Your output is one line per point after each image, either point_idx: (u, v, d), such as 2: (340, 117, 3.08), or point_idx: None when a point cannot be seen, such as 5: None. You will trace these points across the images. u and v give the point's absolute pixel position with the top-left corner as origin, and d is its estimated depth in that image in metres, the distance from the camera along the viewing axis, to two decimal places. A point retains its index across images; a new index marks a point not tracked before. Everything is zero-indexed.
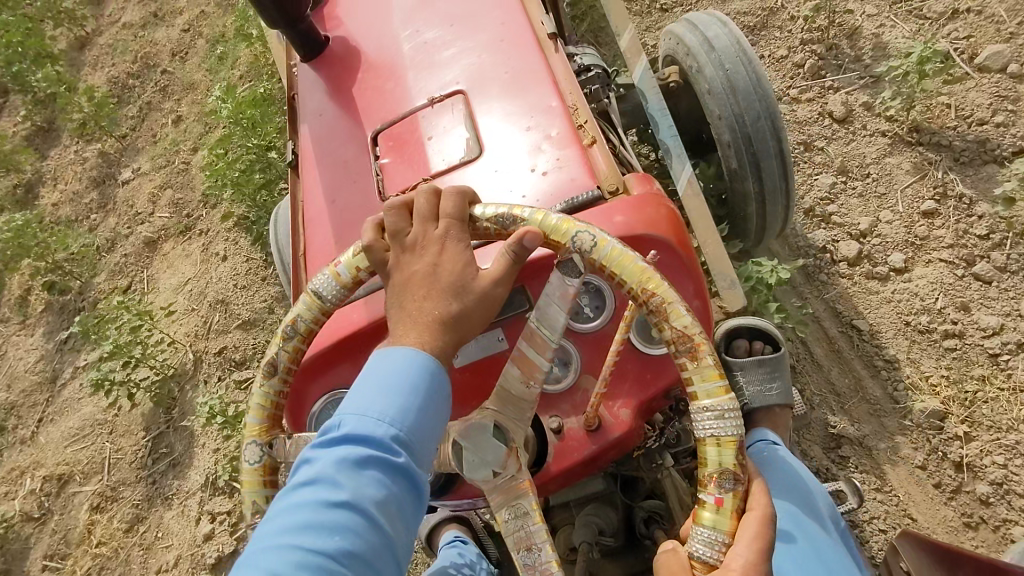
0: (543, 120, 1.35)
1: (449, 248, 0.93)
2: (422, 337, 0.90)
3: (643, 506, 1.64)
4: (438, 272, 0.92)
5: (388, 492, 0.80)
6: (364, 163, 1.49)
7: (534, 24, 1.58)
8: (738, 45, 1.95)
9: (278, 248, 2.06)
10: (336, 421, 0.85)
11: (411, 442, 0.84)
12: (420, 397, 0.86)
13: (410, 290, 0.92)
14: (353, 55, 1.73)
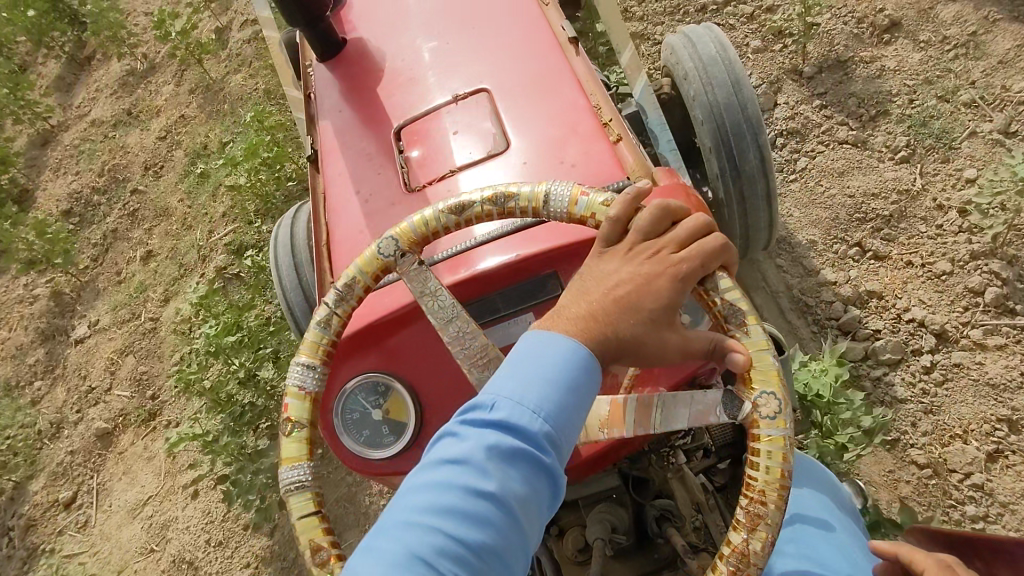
0: (569, 117, 1.38)
1: (667, 281, 0.90)
2: (600, 347, 0.88)
3: (655, 505, 1.63)
4: (645, 296, 0.90)
5: (531, 490, 0.79)
6: (387, 156, 1.51)
7: (555, 29, 1.62)
8: (725, 58, 2.01)
9: (278, 270, 2.04)
10: (488, 399, 0.83)
11: (558, 440, 0.82)
12: (572, 395, 0.84)
13: (611, 283, 0.92)
14: (372, 56, 1.75)
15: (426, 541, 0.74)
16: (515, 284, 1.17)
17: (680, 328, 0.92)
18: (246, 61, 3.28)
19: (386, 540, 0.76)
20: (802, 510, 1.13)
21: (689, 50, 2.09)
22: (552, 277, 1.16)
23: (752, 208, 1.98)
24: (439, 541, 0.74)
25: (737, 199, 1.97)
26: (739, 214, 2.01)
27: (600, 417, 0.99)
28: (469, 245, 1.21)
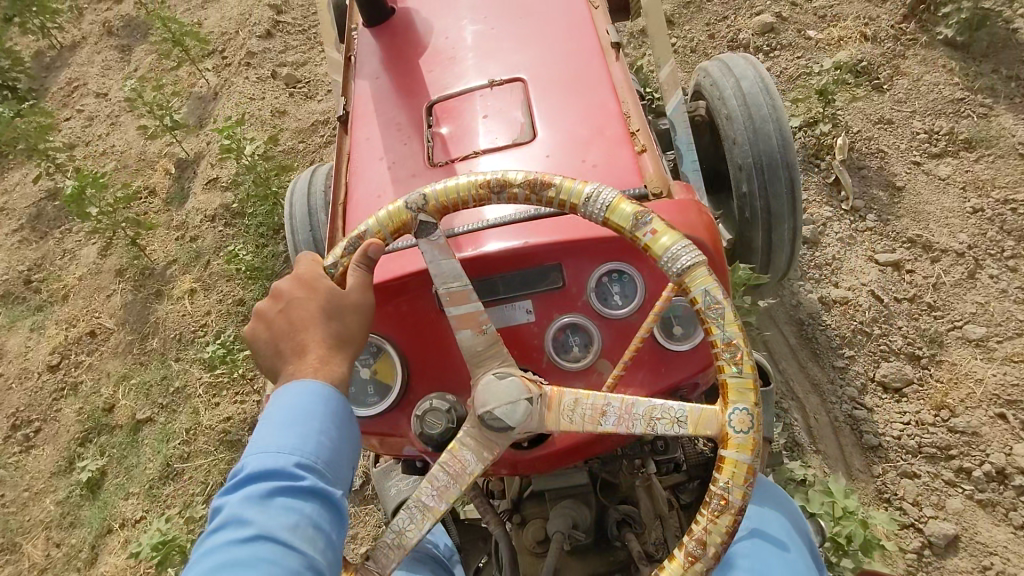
0: (598, 119, 1.41)
1: (323, 285, 1.02)
2: (316, 362, 0.97)
3: (617, 509, 1.66)
4: (314, 303, 1.01)
5: (302, 515, 0.83)
6: (416, 129, 1.53)
7: (600, 32, 1.64)
8: (765, 90, 2.05)
9: (292, 224, 2.12)
10: (239, 466, 0.88)
11: (315, 462, 0.89)
12: (316, 423, 0.92)
13: (292, 329, 1.00)
14: (418, 29, 1.78)
15: None
16: (520, 270, 1.19)
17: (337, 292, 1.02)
18: (198, 261, 3.03)
19: None
20: (763, 527, 1.16)
21: (729, 79, 2.12)
22: (556, 270, 1.18)
23: (776, 228, 2.02)
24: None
25: (765, 214, 1.99)
26: (764, 235, 2.04)
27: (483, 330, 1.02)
28: (462, 231, 1.24)
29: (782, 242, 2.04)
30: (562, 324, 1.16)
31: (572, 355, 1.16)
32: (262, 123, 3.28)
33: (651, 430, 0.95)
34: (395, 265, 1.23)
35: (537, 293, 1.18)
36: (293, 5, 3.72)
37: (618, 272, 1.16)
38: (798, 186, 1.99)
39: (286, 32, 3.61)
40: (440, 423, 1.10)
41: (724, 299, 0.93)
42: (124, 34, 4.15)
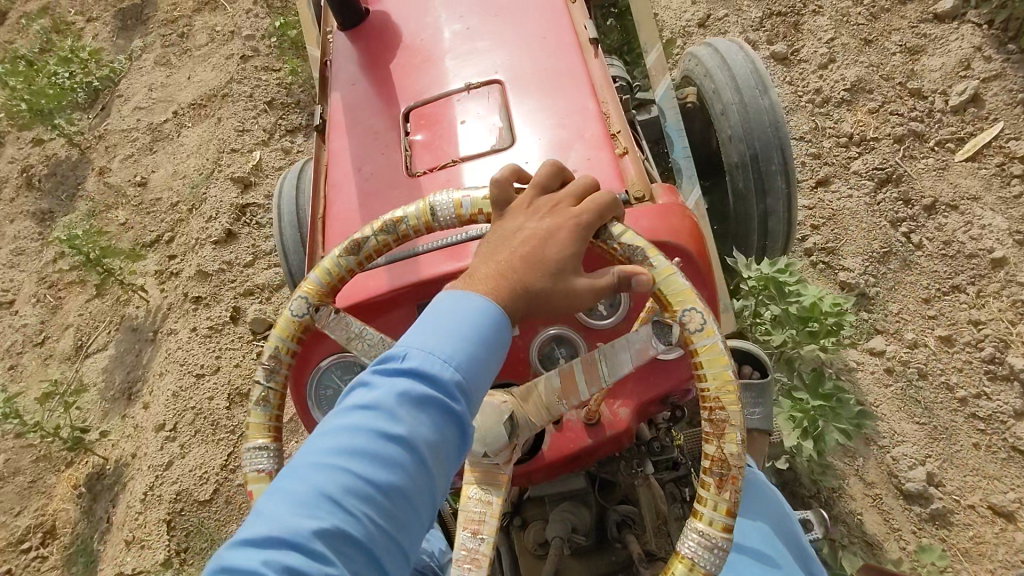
0: (578, 119, 1.38)
1: (559, 233, 0.87)
2: (507, 300, 0.84)
3: (617, 510, 1.65)
4: (547, 249, 0.86)
5: (442, 435, 0.74)
6: (394, 137, 1.50)
7: (578, 28, 1.60)
8: (759, 78, 2.00)
9: (281, 234, 2.06)
10: (398, 349, 0.78)
11: (471, 388, 0.78)
12: (485, 346, 0.80)
13: (512, 242, 0.87)
14: (391, 31, 1.74)
15: (330, 481, 0.68)
16: None
17: (585, 273, 0.88)
18: None
19: (289, 486, 0.69)
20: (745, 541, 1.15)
21: (720, 59, 2.08)
22: None
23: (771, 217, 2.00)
24: (347, 480, 0.68)
25: (759, 201, 1.96)
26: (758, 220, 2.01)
27: (555, 389, 1.01)
28: (419, 252, 1.21)
29: (777, 226, 2.02)
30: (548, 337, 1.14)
31: (558, 368, 1.14)
32: (217, 432, 2.38)
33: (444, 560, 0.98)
34: (382, 279, 1.20)
35: None
36: (265, 171, 2.90)
37: None
38: (791, 179, 1.96)
39: (255, 232, 2.77)
40: None
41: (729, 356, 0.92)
42: (46, 190, 3.33)
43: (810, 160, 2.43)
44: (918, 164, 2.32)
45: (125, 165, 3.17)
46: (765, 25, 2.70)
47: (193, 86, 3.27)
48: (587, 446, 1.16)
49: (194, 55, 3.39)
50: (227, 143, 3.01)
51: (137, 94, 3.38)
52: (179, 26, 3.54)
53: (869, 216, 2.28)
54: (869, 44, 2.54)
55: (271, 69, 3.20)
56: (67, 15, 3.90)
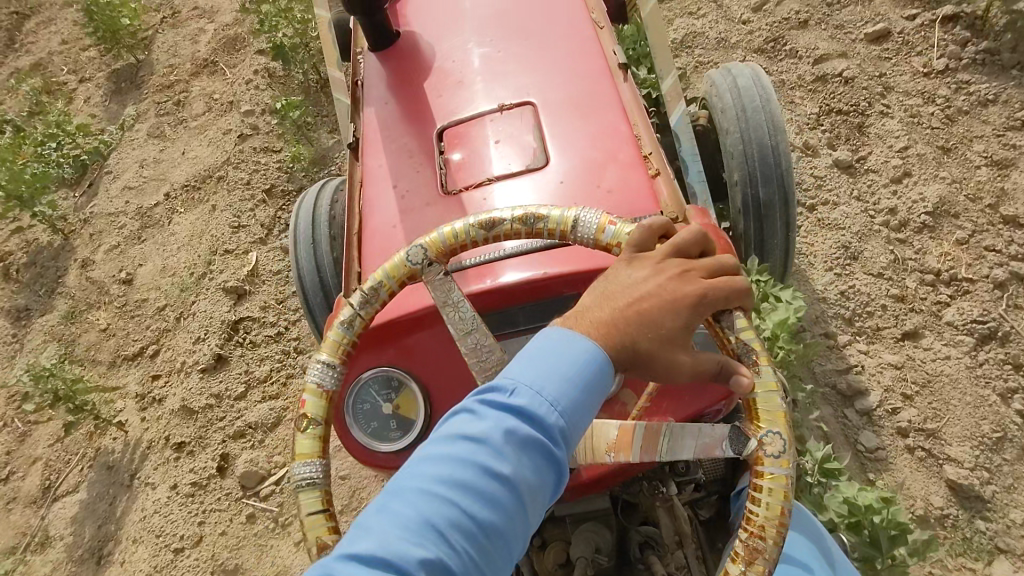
0: (611, 141, 1.41)
1: (681, 302, 0.87)
2: (614, 361, 0.84)
3: (639, 531, 1.66)
4: (665, 316, 0.86)
5: (542, 478, 0.77)
6: (427, 156, 1.53)
7: (606, 52, 1.63)
8: (768, 109, 2.01)
9: (299, 267, 2.06)
10: (506, 382, 0.80)
11: (573, 431, 0.80)
12: (591, 392, 0.81)
13: (635, 297, 0.87)
14: (421, 52, 1.78)
15: (437, 513, 0.73)
16: (539, 301, 1.18)
17: (692, 353, 0.89)
18: None
19: (399, 509, 0.74)
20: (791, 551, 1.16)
21: (730, 86, 2.10)
22: (575, 299, 1.18)
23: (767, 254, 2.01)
24: (452, 515, 0.73)
25: (756, 239, 1.98)
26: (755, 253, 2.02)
27: (608, 440, 0.97)
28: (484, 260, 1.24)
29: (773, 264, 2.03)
30: None
31: None
32: None
33: None
34: (421, 295, 1.26)
35: None
36: (262, 277, 2.60)
37: None
38: (792, 215, 1.96)
39: (247, 353, 2.44)
40: None
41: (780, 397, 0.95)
42: (24, 282, 2.99)
43: (893, 303, 2.06)
44: (1021, 310, 1.97)
45: (112, 258, 2.85)
46: (824, 124, 2.39)
47: (189, 165, 2.97)
48: (622, 457, 1.19)
49: (191, 127, 3.09)
50: (220, 240, 2.71)
51: (126, 170, 3.08)
52: (176, 102, 3.21)
53: (971, 385, 1.91)
54: (948, 153, 2.23)
55: (271, 150, 2.90)
56: (59, 74, 3.62)
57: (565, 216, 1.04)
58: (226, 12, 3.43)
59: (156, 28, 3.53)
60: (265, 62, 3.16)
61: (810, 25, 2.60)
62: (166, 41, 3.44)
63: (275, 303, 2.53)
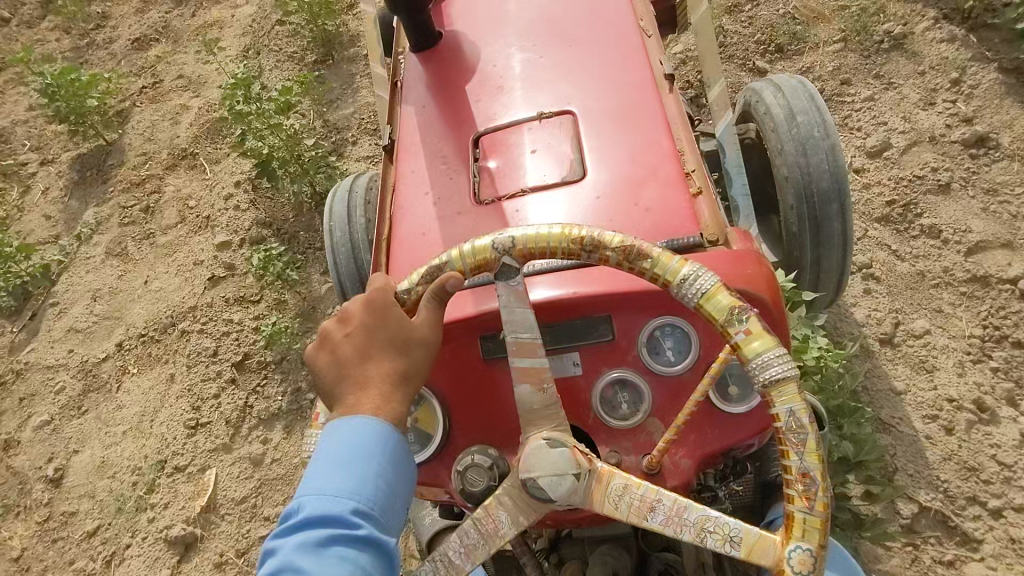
0: (653, 154, 1.36)
1: (381, 311, 0.96)
2: (373, 399, 0.90)
3: (661, 557, 1.61)
4: (378, 335, 0.94)
5: (356, 566, 0.78)
6: (463, 162, 1.50)
7: (653, 62, 1.58)
8: (822, 120, 1.93)
9: (333, 251, 2.07)
10: (294, 505, 0.84)
11: (372, 509, 0.84)
12: (375, 466, 0.86)
13: (352, 360, 0.94)
14: (462, 54, 1.75)
15: None
16: (564, 322, 1.14)
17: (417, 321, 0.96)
18: None
19: None
20: None
21: (779, 98, 2.03)
22: (605, 321, 1.13)
23: (823, 271, 1.96)
24: None
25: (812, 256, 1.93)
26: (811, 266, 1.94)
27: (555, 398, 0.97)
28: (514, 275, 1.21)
29: (828, 282, 1.98)
30: (611, 379, 1.11)
31: (620, 412, 1.11)
32: None
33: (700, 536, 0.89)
34: (462, 304, 1.19)
35: (585, 344, 1.14)
36: (222, 502, 2.27)
37: (668, 325, 1.11)
38: (850, 230, 1.90)
39: None
40: (482, 480, 1.08)
41: (811, 426, 0.86)
42: None
43: (975, 420, 1.93)
44: None
45: (45, 439, 2.59)
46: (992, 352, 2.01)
47: (150, 302, 2.77)
48: None
49: (157, 243, 2.94)
50: (171, 448, 2.42)
51: (78, 302, 2.88)
52: (150, 197, 3.09)
53: None
54: None
55: (247, 302, 2.67)
56: (20, 151, 3.53)
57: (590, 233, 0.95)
58: (213, 94, 3.34)
59: (133, 101, 3.47)
60: (247, 172, 3.00)
61: (954, 190, 2.27)
62: (142, 118, 3.38)
63: (232, 558, 2.17)
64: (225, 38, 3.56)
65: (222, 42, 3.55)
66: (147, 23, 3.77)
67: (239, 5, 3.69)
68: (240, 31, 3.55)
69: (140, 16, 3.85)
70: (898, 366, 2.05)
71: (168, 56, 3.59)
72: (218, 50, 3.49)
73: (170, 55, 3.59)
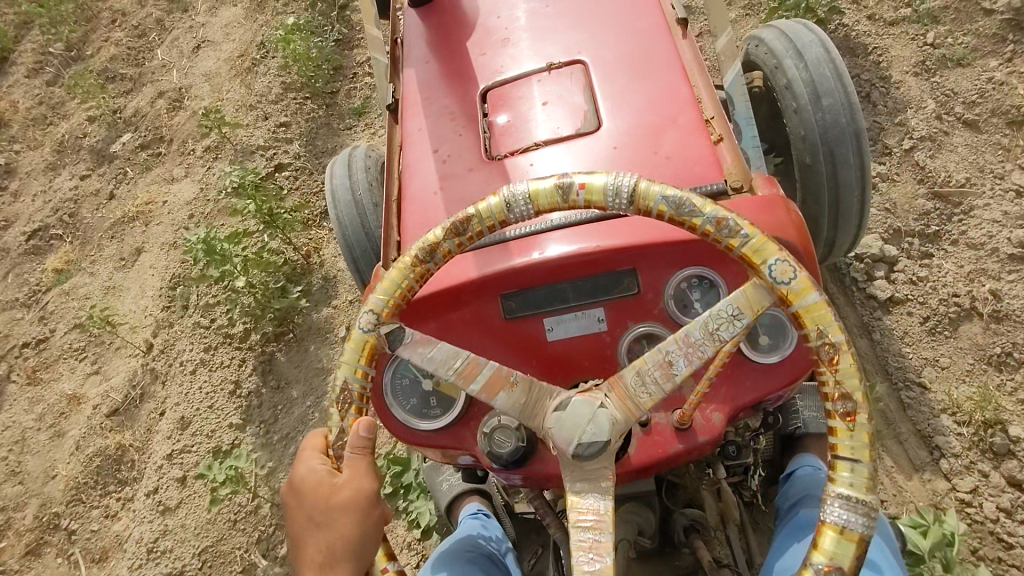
0: (671, 102, 1.30)
1: (310, 490, 0.91)
2: None
3: (684, 513, 1.57)
4: (318, 517, 0.89)
5: None
6: (471, 118, 1.44)
7: (665, 7, 1.52)
8: (828, 54, 1.89)
9: (335, 206, 2.02)
10: None
11: None
12: None
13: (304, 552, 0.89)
14: (463, 8, 1.68)
15: None
16: (588, 277, 1.11)
17: (343, 483, 0.90)
18: None
19: None
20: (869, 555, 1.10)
21: (782, 39, 1.99)
22: (630, 274, 1.10)
23: (842, 211, 1.87)
24: None
25: (830, 191, 1.84)
26: (829, 203, 1.86)
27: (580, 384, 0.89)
28: (525, 233, 1.16)
29: (848, 223, 1.89)
30: (637, 333, 1.08)
31: None
32: None
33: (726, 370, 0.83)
34: (477, 264, 1.16)
35: (610, 299, 1.10)
36: None
37: (699, 277, 1.07)
38: (866, 160, 1.83)
39: None
40: (510, 441, 1.05)
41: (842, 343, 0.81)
42: None
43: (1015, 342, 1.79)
44: None
45: None
46: None
47: None
48: (675, 453, 1.06)
49: None
50: None
51: None
52: None
53: None
54: None
55: None
56: None
57: (600, 180, 0.86)
58: (118, 376, 2.61)
59: (12, 365, 2.82)
60: None
61: None
62: (11, 419, 2.69)
63: None
64: (148, 247, 2.87)
65: (144, 253, 2.86)
66: (55, 199, 3.18)
67: (173, 183, 3.01)
68: (164, 246, 2.83)
69: (51, 174, 3.28)
70: (930, 298, 1.91)
71: (72, 267, 2.97)
72: (132, 289, 2.79)
73: (71, 283, 2.93)
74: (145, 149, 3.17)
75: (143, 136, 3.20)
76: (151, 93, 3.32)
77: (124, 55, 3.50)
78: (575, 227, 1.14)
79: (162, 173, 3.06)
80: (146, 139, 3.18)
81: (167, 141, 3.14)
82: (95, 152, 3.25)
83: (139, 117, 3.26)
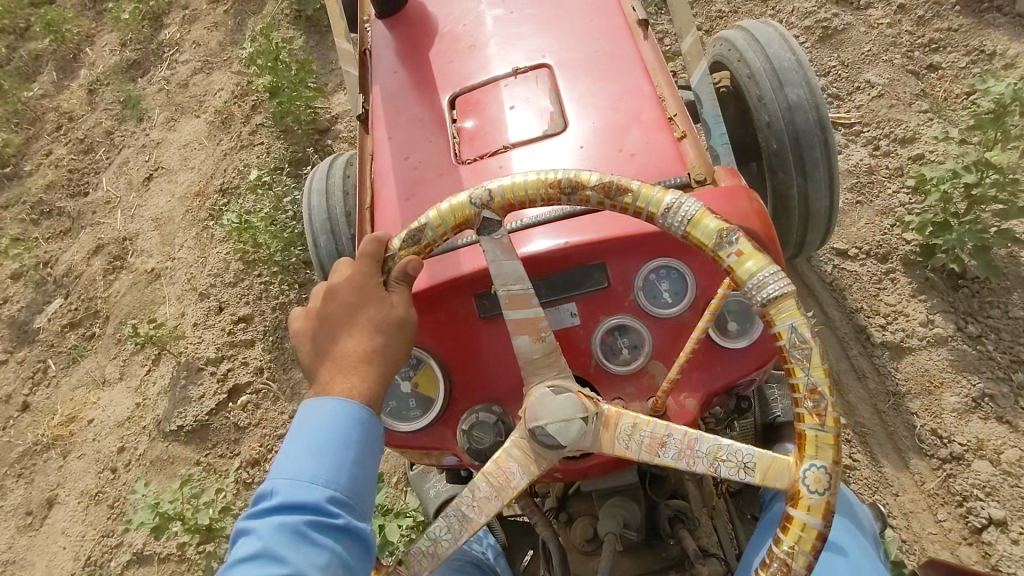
0: (634, 100, 1.34)
1: (362, 284, 0.96)
2: (354, 390, 0.92)
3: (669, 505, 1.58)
4: (361, 316, 0.94)
5: (332, 558, 0.83)
6: (440, 125, 1.47)
7: (625, 10, 1.56)
8: (787, 45, 1.95)
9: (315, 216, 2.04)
10: (268, 488, 0.87)
11: (350, 497, 0.88)
12: (352, 461, 0.89)
13: (335, 353, 0.94)
14: (429, 20, 1.71)
15: None
16: (558, 272, 1.13)
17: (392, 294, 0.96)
18: None
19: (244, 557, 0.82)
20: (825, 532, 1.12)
21: (742, 34, 2.05)
22: (600, 269, 1.13)
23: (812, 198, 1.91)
24: None
25: (797, 176, 1.88)
26: (797, 189, 1.90)
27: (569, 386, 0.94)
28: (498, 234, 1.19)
29: (818, 210, 1.92)
30: (609, 326, 1.10)
31: (621, 359, 1.10)
32: None
33: (712, 468, 0.87)
34: (450, 266, 1.17)
35: (580, 294, 1.13)
36: None
37: (668, 269, 1.10)
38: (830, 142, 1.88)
39: None
40: (488, 438, 1.07)
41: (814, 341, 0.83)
42: None
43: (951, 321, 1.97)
44: None
45: None
46: None
47: None
48: None
49: None
50: None
51: None
52: None
53: None
54: None
55: None
56: None
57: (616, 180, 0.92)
58: None
59: None
60: None
61: None
62: None
63: None
64: (62, 493, 2.51)
65: (57, 505, 2.50)
66: None
67: (105, 388, 2.69)
68: (80, 502, 2.45)
69: None
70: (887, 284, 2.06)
71: None
72: (36, 565, 2.39)
73: None
74: (77, 329, 2.86)
75: (74, 308, 2.90)
76: (90, 243, 3.05)
77: (64, 179, 3.28)
78: (544, 224, 1.16)
79: (93, 368, 2.74)
80: (78, 313, 2.88)
81: (103, 318, 2.83)
82: (17, 325, 2.96)
83: (71, 278, 2.98)
